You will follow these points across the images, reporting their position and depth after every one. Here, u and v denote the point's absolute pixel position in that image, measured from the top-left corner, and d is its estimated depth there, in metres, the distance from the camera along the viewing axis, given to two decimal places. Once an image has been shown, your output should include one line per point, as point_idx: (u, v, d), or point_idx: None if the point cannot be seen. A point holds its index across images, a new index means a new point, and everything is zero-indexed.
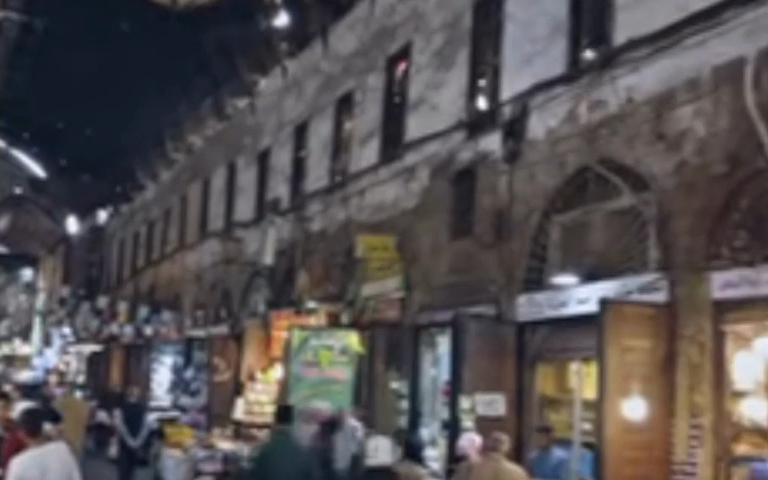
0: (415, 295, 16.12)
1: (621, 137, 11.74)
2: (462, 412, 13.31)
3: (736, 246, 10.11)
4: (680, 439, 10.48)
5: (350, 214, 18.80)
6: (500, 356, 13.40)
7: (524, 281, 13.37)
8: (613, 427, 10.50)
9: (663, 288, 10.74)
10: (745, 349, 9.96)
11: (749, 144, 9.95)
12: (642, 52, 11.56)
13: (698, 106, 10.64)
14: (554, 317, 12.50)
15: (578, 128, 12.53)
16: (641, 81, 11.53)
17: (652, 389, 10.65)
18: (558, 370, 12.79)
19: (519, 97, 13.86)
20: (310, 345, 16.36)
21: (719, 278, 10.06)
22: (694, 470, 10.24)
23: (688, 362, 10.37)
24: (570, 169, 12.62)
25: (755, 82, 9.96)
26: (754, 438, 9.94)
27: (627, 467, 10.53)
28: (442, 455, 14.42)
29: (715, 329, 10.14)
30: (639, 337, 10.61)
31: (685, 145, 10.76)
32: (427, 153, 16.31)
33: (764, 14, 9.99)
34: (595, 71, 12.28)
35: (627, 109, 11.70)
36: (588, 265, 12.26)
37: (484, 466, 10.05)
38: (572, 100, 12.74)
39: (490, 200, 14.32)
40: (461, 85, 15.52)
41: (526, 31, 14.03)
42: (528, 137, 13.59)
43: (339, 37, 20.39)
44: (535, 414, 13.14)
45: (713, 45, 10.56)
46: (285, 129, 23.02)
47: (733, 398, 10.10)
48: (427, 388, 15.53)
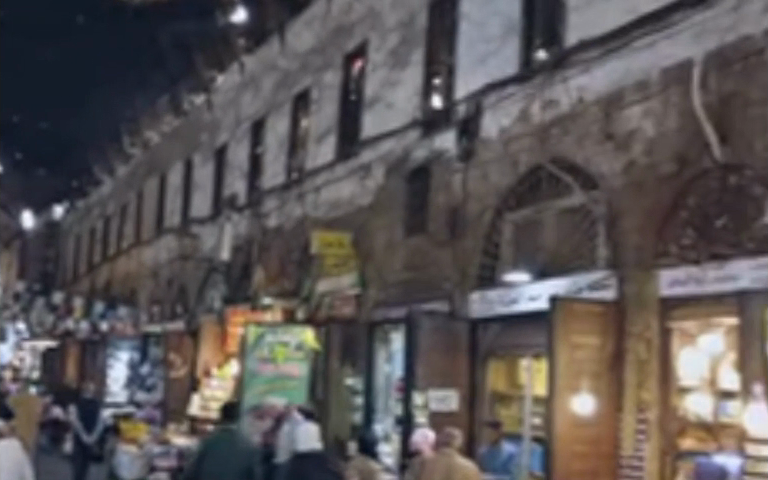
0: (370, 292, 16.23)
1: (572, 136, 11.93)
2: (416, 408, 13.42)
3: (683, 244, 10.20)
4: (627, 434, 10.62)
5: (306, 211, 18.86)
6: (453, 351, 13.51)
7: (477, 278, 13.54)
8: (563, 423, 10.60)
9: (612, 285, 10.91)
10: (690, 346, 10.23)
11: (696, 144, 10.15)
12: (593, 52, 11.74)
13: (647, 106, 10.83)
14: (506, 313, 12.68)
15: (531, 128, 12.70)
16: (592, 81, 11.71)
17: (600, 385, 10.78)
18: (510, 366, 13.04)
19: (473, 96, 14.01)
20: (265, 342, 16.40)
21: (666, 276, 10.24)
22: (642, 465, 10.39)
23: (635, 358, 10.51)
24: (523, 167, 12.78)
25: (702, 83, 10.16)
26: (699, 432, 10.14)
27: (576, 463, 10.66)
28: (396, 451, 14.47)
29: (662, 326, 10.38)
30: (589, 334, 10.73)
31: (635, 145, 10.96)
32: (383, 150, 16.42)
33: (711, 16, 10.20)
34: (548, 71, 12.45)
35: (578, 109, 11.88)
36: (540, 263, 12.46)
37: (438, 460, 10.17)
38: (524, 99, 12.90)
39: (445, 198, 14.46)
40: (417, 83, 15.64)
41: (481, 31, 14.18)
42: (482, 135, 13.74)
43: (296, 34, 20.44)
44: (486, 410, 13.30)
45: (662, 47, 10.76)
46: (242, 125, 23.03)
47: (679, 393, 10.32)
48: (381, 384, 15.64)
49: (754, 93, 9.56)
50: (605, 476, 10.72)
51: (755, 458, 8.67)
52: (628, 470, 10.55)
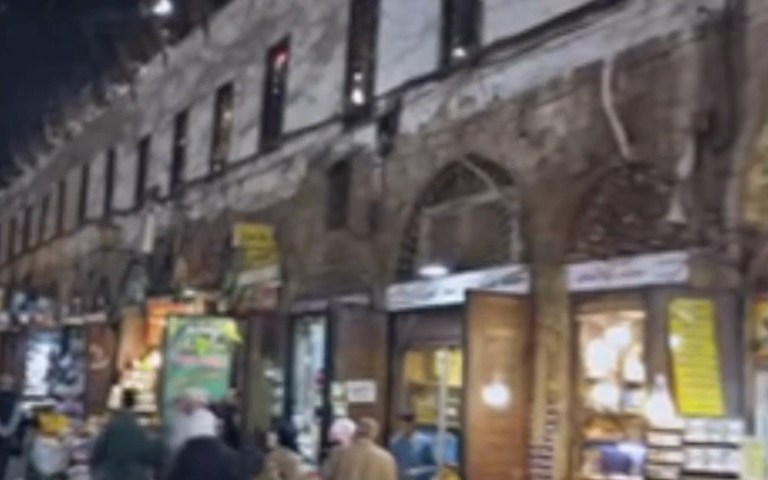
0: (291, 284, 16.38)
1: (488, 133, 12.21)
2: (335, 400, 13.76)
3: (593, 240, 10.49)
4: (538, 424, 10.92)
5: (228, 203, 18.91)
6: (372, 343, 13.70)
7: (396, 271, 13.76)
8: (477, 414, 10.83)
9: (524, 278, 11.28)
10: (599, 338, 10.46)
11: (606, 143, 10.45)
12: (508, 52, 12.01)
13: (559, 105, 11.13)
14: (423, 306, 12.95)
15: (448, 124, 12.96)
16: (507, 80, 11.99)
17: (514, 377, 11.05)
18: (427, 357, 13.18)
19: (393, 93, 14.23)
20: (187, 333, 16.40)
21: (576, 270, 10.52)
22: (552, 454, 10.69)
23: (546, 351, 10.82)
24: (441, 163, 13.03)
25: (612, 84, 10.43)
26: (607, 423, 10.25)
27: (489, 452, 10.91)
28: (315, 441, 14.64)
29: (572, 319, 10.66)
30: (504, 326, 10.98)
31: (547, 143, 11.26)
32: (305, 144, 16.56)
33: (621, 19, 10.50)
34: (465, 69, 12.70)
35: (494, 106, 12.15)
36: (456, 257, 12.71)
37: (355, 452, 10.32)
38: (442, 96, 13.15)
39: (365, 192, 14.66)
40: (338, 79, 15.81)
41: (401, 28, 14.38)
42: (401, 132, 13.98)
43: (219, 27, 20.46)
44: (403, 401, 13.49)
45: (574, 48, 11.06)
46: (165, 117, 22.97)
47: (587, 384, 10.58)
48: (302, 376, 15.79)
49: (660, 95, 9.85)
50: (516, 465, 11.03)
51: (656, 447, 9.02)
52: (537, 460, 10.89)
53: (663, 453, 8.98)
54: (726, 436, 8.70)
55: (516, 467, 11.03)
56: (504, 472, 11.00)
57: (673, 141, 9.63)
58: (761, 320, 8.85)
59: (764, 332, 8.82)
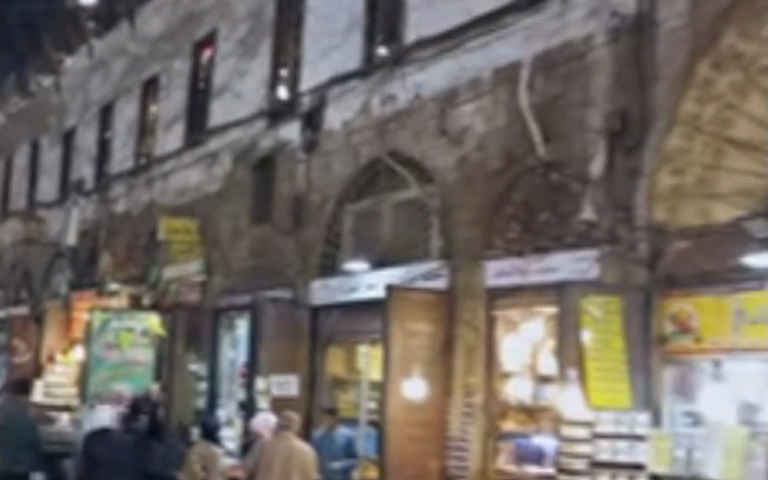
0: (215, 278, 16.36)
1: (409, 130, 12.43)
2: (258, 393, 13.99)
3: (509, 237, 10.74)
4: (455, 416, 11.09)
5: (152, 197, 18.87)
6: (296, 338, 13.89)
7: (319, 267, 13.88)
8: (396, 406, 11.01)
9: (443, 275, 11.51)
10: (513, 333, 10.65)
11: (523, 143, 10.66)
12: (430, 51, 12.23)
13: (478, 105, 11.35)
14: (346, 301, 13.10)
15: (371, 121, 13.16)
16: (428, 79, 12.20)
17: (433, 370, 11.26)
18: (348, 351, 13.28)
19: (317, 89, 14.41)
20: (111, 328, 16.74)
21: (492, 266, 10.77)
22: (468, 446, 10.86)
23: (464, 345, 11.02)
24: (363, 160, 13.22)
25: (529, 84, 10.64)
26: (520, 415, 10.49)
27: (408, 444, 11.08)
28: (239, 435, 14.69)
29: (488, 314, 10.87)
30: (423, 321, 11.20)
31: (466, 141, 11.48)
32: (231, 139, 16.59)
33: (539, 21, 10.68)
34: (388, 66, 12.91)
35: (415, 104, 12.37)
36: (377, 253, 12.90)
37: (276, 445, 10.10)
38: (366, 93, 13.35)
39: (289, 187, 14.77)
40: (263, 74, 15.89)
41: (326, 25, 14.51)
42: (325, 128, 14.15)
43: (145, 20, 20.37)
44: (324, 394, 13.59)
45: (494, 48, 11.25)
46: (90, 109, 22.82)
47: (501, 378, 10.77)
48: (226, 369, 15.79)
49: (575, 96, 10.08)
50: (432, 456, 11.19)
51: (569, 439, 9.33)
52: (455, 452, 11.01)
53: (575, 444, 9.29)
54: (633, 427, 8.85)
55: (433, 458, 11.20)
56: (421, 464, 11.15)
57: (587, 141, 9.84)
58: (667, 315, 9.02)
59: (670, 327, 8.97)
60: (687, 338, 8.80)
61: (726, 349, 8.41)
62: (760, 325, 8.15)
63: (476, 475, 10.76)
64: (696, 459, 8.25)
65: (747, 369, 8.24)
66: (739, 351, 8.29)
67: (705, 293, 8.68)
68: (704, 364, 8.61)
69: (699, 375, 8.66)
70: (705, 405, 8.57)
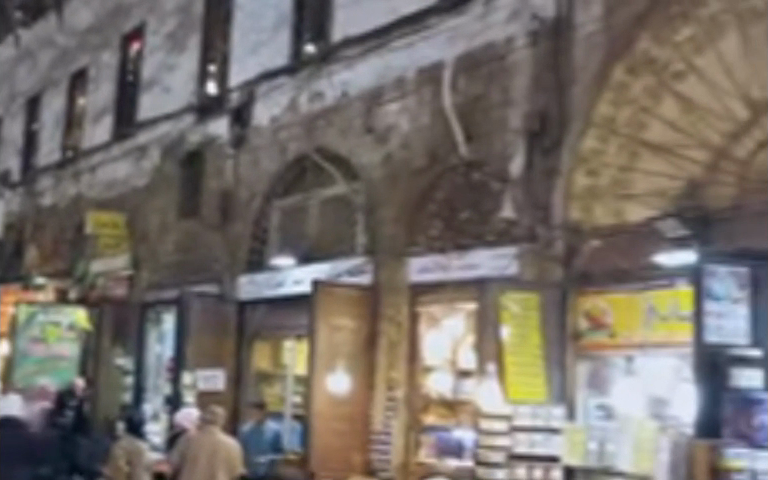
0: (142, 273, 16.36)
1: (336, 128, 12.57)
2: (185, 388, 13.93)
3: (431, 235, 10.93)
4: (378, 410, 11.25)
5: (80, 191, 18.73)
6: (222, 334, 13.97)
7: (246, 262, 13.93)
8: (321, 400, 11.10)
9: (368, 271, 11.69)
10: (435, 328, 10.81)
11: (446, 143, 10.87)
12: (357, 50, 12.37)
13: (402, 104, 11.53)
14: (273, 296, 13.18)
15: (299, 118, 13.27)
16: (355, 77, 12.35)
17: (356, 365, 11.38)
18: (274, 346, 13.38)
19: (246, 85, 14.48)
20: (36, 321, 16.32)
21: (416, 263, 10.95)
22: (390, 440, 10.97)
23: (387, 340, 11.19)
24: (290, 156, 13.33)
25: (452, 84, 10.87)
26: (440, 409, 10.66)
27: (332, 438, 11.17)
28: (164, 429, 14.70)
29: (411, 309, 11.07)
30: (346, 316, 11.33)
31: (391, 139, 11.66)
32: (159, 133, 16.53)
33: (462, 23, 10.87)
34: (315, 64, 13.06)
35: (342, 102, 12.53)
36: (304, 249, 13.02)
37: (202, 440, 9.91)
38: (294, 90, 13.47)
39: (216, 181, 14.82)
40: (192, 69, 15.90)
41: (255, 21, 14.58)
42: (253, 124, 14.23)
43: (73, 11, 20.20)
44: (251, 388, 13.67)
45: (418, 48, 11.42)
46: (17, 100, 22.56)
47: (424, 372, 10.90)
48: (152, 363, 15.63)
49: (495, 97, 10.31)
50: (356, 449, 11.29)
51: (486, 432, 9.20)
52: (378, 445, 11.12)
53: (492, 438, 9.18)
54: (549, 421, 8.96)
55: (356, 452, 11.30)
56: (344, 458, 11.25)
57: (507, 141, 10.08)
58: (583, 311, 9.29)
59: (585, 324, 9.24)
60: (602, 334, 9.04)
61: (638, 345, 8.64)
62: (669, 321, 8.37)
63: (398, 468, 10.91)
64: (608, 451, 8.42)
65: (657, 364, 8.45)
66: (649, 346, 8.53)
67: (617, 291, 8.95)
68: (617, 359, 8.84)
69: (612, 370, 8.92)
70: (618, 400, 8.80)
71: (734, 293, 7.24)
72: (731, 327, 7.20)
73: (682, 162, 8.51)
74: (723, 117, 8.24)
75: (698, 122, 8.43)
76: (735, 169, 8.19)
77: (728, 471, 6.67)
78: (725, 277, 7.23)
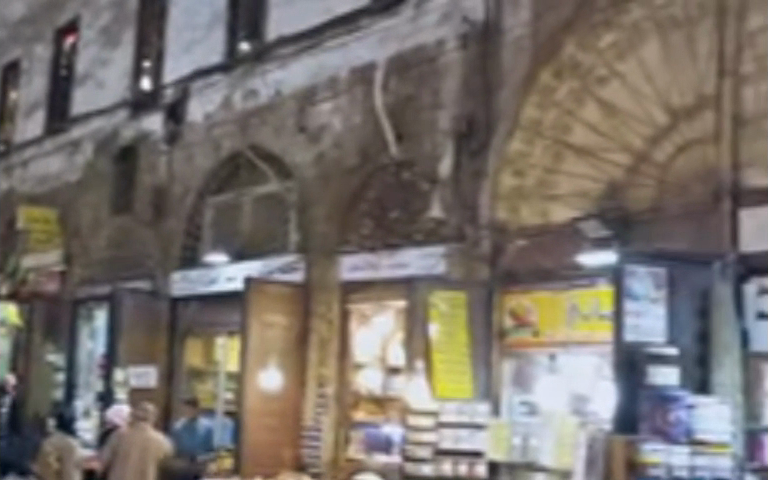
0: (75, 269, 16.29)
1: (270, 126, 12.63)
2: (116, 385, 13.83)
3: (363, 234, 11.08)
4: (309, 406, 11.36)
5: (11, 185, 18.53)
6: (154, 332, 13.99)
7: (179, 258, 13.92)
8: (252, 397, 11.19)
9: (300, 268, 11.79)
10: (365, 326, 10.92)
11: (377, 142, 11.02)
12: (291, 48, 12.46)
13: (335, 104, 11.64)
14: (206, 293, 13.20)
15: (233, 115, 13.32)
16: (288, 75, 12.45)
17: (287, 362, 11.47)
18: (206, 343, 13.44)
19: (180, 82, 14.49)
20: None
21: (348, 261, 11.10)
22: (320, 435, 11.10)
23: (318, 337, 11.31)
24: (224, 153, 13.37)
25: (384, 84, 11.01)
26: (370, 405, 10.81)
27: (264, 434, 11.23)
28: (94, 426, 14.62)
29: (341, 307, 11.16)
30: (279, 313, 11.42)
31: (324, 138, 11.77)
32: (92, 128, 16.42)
33: (392, 24, 11.01)
34: (249, 62, 13.12)
35: (276, 100, 12.60)
36: (237, 246, 13.04)
37: (134, 437, 9.83)
38: (227, 87, 13.53)
39: (150, 178, 14.79)
40: (126, 65, 15.87)
41: (189, 19, 14.60)
42: (187, 121, 14.24)
43: (5, 3, 20.00)
44: (183, 384, 13.68)
45: (350, 48, 11.55)
46: None
47: (355, 369, 11.01)
48: (83, 361, 15.50)
49: (425, 98, 10.47)
50: (286, 445, 11.36)
51: (414, 428, 9.26)
52: (308, 441, 11.23)
53: (420, 434, 9.23)
54: (474, 417, 9.08)
55: (286, 448, 11.37)
56: (275, 454, 11.29)
57: (437, 141, 10.24)
58: (507, 310, 9.47)
59: (509, 322, 9.42)
60: (526, 332, 9.21)
61: (561, 342, 8.84)
62: (591, 320, 8.56)
63: (327, 463, 11.01)
64: (532, 446, 8.53)
65: (579, 361, 8.66)
66: (571, 343, 8.72)
67: (541, 289, 9.12)
68: (541, 357, 9.06)
69: (536, 368, 9.13)
70: (542, 397, 9.02)
71: (653, 292, 7.34)
72: (649, 326, 7.34)
73: (603, 164, 8.76)
74: (644, 121, 8.46)
75: (620, 126, 8.65)
76: (655, 173, 8.40)
77: (644, 466, 6.79)
78: (644, 277, 7.33)
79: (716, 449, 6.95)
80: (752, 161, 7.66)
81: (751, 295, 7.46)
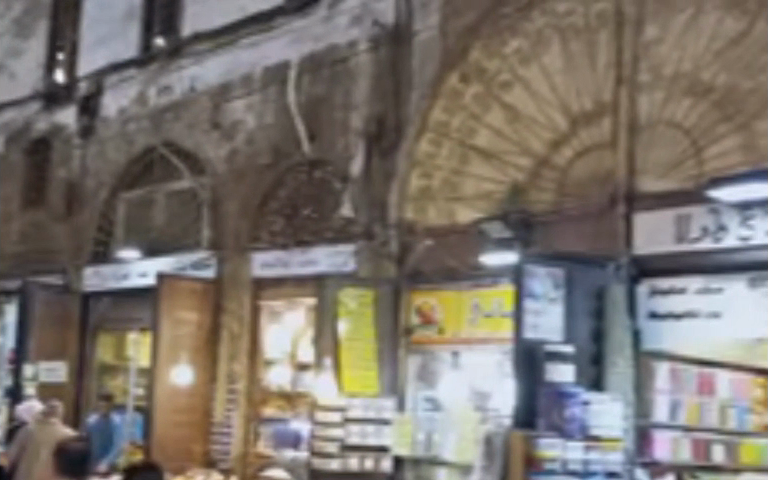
0: None
1: (184, 122, 12.64)
2: (25, 381, 13.55)
3: (274, 231, 11.18)
4: (219, 402, 11.34)
5: None
6: (64, 325, 13.85)
7: (91, 253, 13.81)
8: (162, 393, 11.15)
9: (212, 265, 11.74)
10: (277, 322, 11.09)
11: (288, 140, 11.10)
12: (205, 45, 12.50)
13: (249, 101, 11.71)
14: (118, 288, 13.13)
15: (147, 111, 13.29)
16: (203, 72, 12.48)
17: (198, 358, 11.46)
18: (118, 339, 13.54)
19: (94, 76, 14.39)
20: None
21: (258, 258, 11.15)
22: (231, 433, 11.13)
23: (229, 333, 11.33)
24: (138, 148, 13.32)
25: (296, 84, 11.12)
26: (279, 401, 10.93)
27: (173, 429, 11.22)
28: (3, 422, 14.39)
29: (253, 304, 11.23)
30: (189, 309, 11.41)
31: (237, 135, 11.81)
32: (3, 121, 16.20)
33: (306, 24, 11.13)
34: (164, 57, 13.12)
35: (190, 97, 12.62)
36: (150, 242, 13.01)
37: (40, 435, 9.71)
38: (142, 82, 13.49)
39: (62, 172, 14.64)
40: (40, 57, 15.71)
41: (104, 12, 14.52)
42: (101, 115, 14.15)
43: None
44: (94, 381, 13.74)
45: (264, 46, 11.64)
46: None
47: (265, 364, 11.11)
48: None
49: (338, 98, 10.60)
50: (197, 441, 11.37)
51: (322, 423, 9.30)
52: (218, 436, 11.27)
53: (328, 429, 9.28)
54: (380, 413, 9.25)
55: (196, 444, 11.37)
56: (184, 449, 11.29)
57: (348, 141, 10.37)
58: (415, 309, 9.64)
59: (416, 319, 9.61)
60: (431, 329, 9.42)
61: (464, 340, 9.08)
62: (493, 317, 8.86)
63: (236, 459, 11.04)
64: (435, 441, 8.82)
65: (483, 357, 8.88)
66: (474, 341, 8.98)
67: (447, 288, 9.37)
68: (444, 354, 9.28)
69: (439, 364, 9.33)
70: (443, 392, 9.20)
71: (551, 292, 7.50)
72: (547, 325, 7.46)
73: (505, 167, 9.00)
74: (545, 126, 8.72)
75: (523, 130, 8.89)
76: (554, 176, 8.66)
77: (540, 460, 7.02)
78: (543, 278, 7.49)
79: (610, 443, 7.28)
80: (645, 168, 7.98)
81: (643, 296, 7.88)
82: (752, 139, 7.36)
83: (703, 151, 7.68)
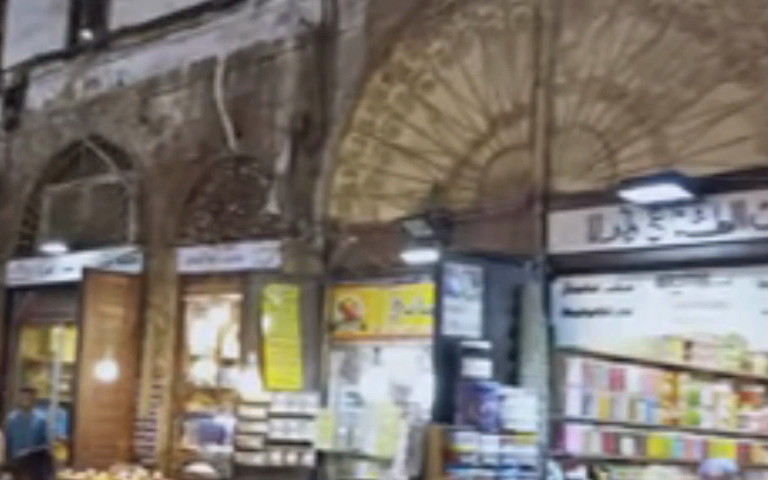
0: None
1: (110, 116, 12.58)
2: None
3: (200, 227, 11.16)
4: (144, 397, 11.31)
5: None
6: None
7: (15, 246, 13.69)
8: (86, 387, 11.15)
9: (138, 259, 11.67)
10: (202, 317, 11.11)
11: (215, 136, 11.12)
12: (133, 39, 12.46)
13: (176, 97, 11.71)
14: (43, 283, 13.05)
15: (73, 104, 13.20)
16: (131, 66, 12.44)
17: (123, 353, 11.45)
18: (43, 333, 13.44)
19: (19, 67, 14.23)
20: None
21: (185, 254, 11.15)
22: (155, 428, 11.12)
23: (155, 328, 11.31)
24: (64, 141, 13.23)
25: (223, 80, 11.14)
26: (204, 396, 11.00)
27: (96, 424, 11.18)
28: None
29: (178, 300, 11.24)
30: (114, 304, 11.40)
31: (163, 130, 11.79)
32: None
33: (234, 21, 11.17)
34: (91, 50, 13.04)
35: (117, 91, 12.57)
36: (75, 236, 12.95)
37: None
38: (68, 75, 13.39)
39: None
40: None
41: (30, 3, 14.36)
42: (26, 107, 14.02)
43: None
44: (18, 375, 13.71)
45: (192, 42, 11.64)
46: None
47: (190, 360, 11.14)
48: None
49: (264, 95, 10.66)
50: (121, 436, 11.32)
51: (246, 419, 9.87)
52: (142, 432, 11.24)
53: (252, 424, 9.85)
54: (304, 408, 9.60)
55: (120, 439, 11.32)
56: (108, 445, 11.26)
57: (275, 139, 10.44)
58: (337, 303, 9.73)
59: (339, 315, 9.68)
60: (353, 325, 9.51)
61: (385, 336, 9.20)
62: (414, 314, 9.00)
63: (159, 454, 11.01)
64: (356, 435, 8.95)
65: (405, 353, 9.01)
66: (395, 337, 9.11)
67: (369, 285, 9.47)
68: (366, 349, 9.36)
69: (361, 360, 9.40)
70: (365, 388, 9.25)
71: (470, 290, 7.95)
72: (466, 321, 7.93)
73: (428, 166, 9.14)
74: (466, 126, 8.88)
75: (444, 130, 9.04)
76: (474, 176, 8.82)
77: (457, 454, 7.43)
78: (462, 276, 7.94)
79: (524, 437, 7.70)
80: (561, 170, 8.15)
81: (558, 293, 7.99)
82: (662, 142, 7.60)
83: (616, 152, 7.86)
